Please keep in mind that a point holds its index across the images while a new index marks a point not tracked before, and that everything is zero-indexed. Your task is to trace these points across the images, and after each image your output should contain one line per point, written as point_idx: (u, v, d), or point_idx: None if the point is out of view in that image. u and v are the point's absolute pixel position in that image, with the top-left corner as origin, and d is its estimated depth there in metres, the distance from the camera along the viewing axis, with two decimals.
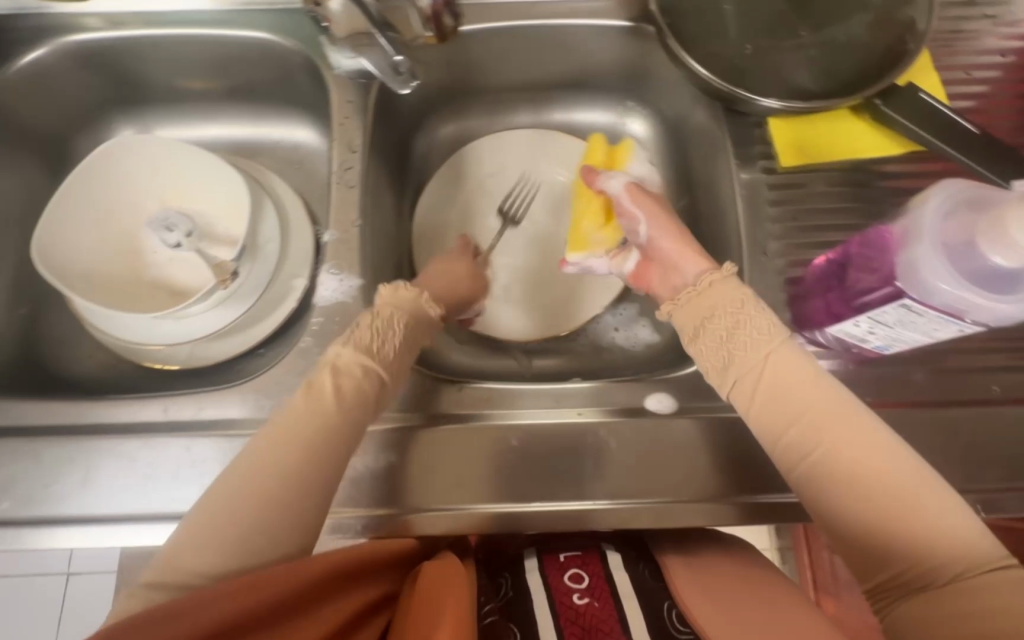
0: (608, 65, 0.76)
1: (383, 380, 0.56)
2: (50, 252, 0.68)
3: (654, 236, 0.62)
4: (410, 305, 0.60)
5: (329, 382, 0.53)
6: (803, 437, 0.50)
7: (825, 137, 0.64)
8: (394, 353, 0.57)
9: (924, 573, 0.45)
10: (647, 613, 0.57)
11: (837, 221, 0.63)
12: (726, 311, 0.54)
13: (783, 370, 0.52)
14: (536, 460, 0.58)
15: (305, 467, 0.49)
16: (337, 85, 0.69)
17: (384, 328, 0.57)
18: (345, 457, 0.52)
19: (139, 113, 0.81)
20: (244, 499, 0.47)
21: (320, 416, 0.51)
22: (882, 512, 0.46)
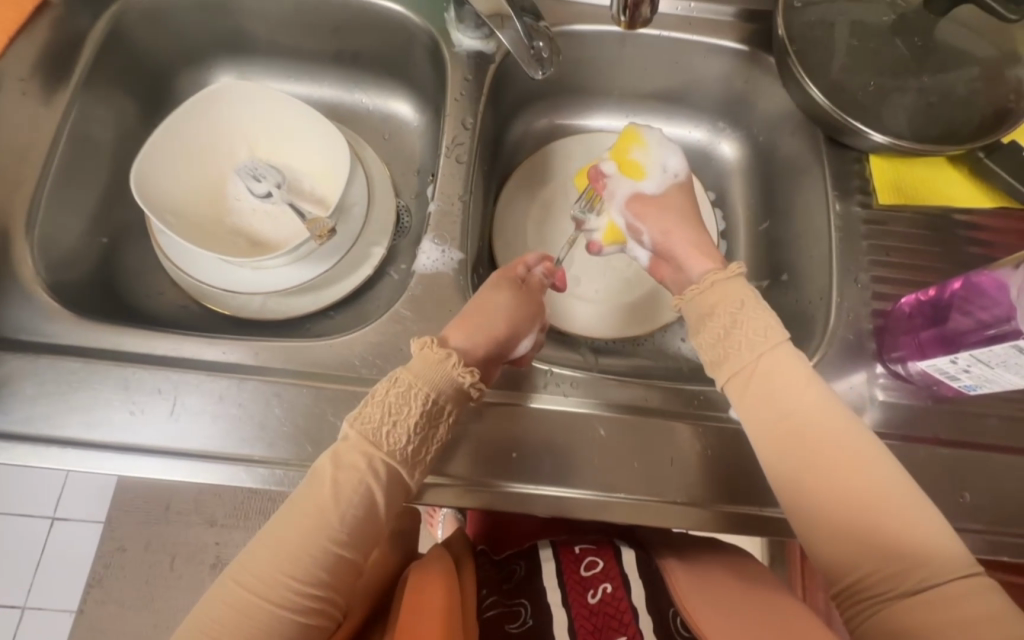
0: (710, 84, 0.78)
1: (392, 471, 0.50)
2: (148, 185, 0.68)
3: (659, 241, 0.65)
4: (433, 371, 0.52)
5: (330, 466, 0.49)
6: (790, 435, 0.50)
7: (922, 180, 0.67)
8: (405, 439, 0.50)
9: (894, 579, 0.44)
10: (653, 618, 0.56)
11: (926, 261, 0.65)
12: (722, 309, 0.55)
13: (779, 372, 0.51)
14: (615, 451, 0.58)
15: (284, 584, 0.46)
16: (455, 62, 0.71)
17: (402, 398, 0.51)
18: (330, 545, 0.47)
19: (241, 61, 0.82)
20: (246, 586, 0.45)
21: (305, 523, 0.47)
22: (858, 513, 0.46)
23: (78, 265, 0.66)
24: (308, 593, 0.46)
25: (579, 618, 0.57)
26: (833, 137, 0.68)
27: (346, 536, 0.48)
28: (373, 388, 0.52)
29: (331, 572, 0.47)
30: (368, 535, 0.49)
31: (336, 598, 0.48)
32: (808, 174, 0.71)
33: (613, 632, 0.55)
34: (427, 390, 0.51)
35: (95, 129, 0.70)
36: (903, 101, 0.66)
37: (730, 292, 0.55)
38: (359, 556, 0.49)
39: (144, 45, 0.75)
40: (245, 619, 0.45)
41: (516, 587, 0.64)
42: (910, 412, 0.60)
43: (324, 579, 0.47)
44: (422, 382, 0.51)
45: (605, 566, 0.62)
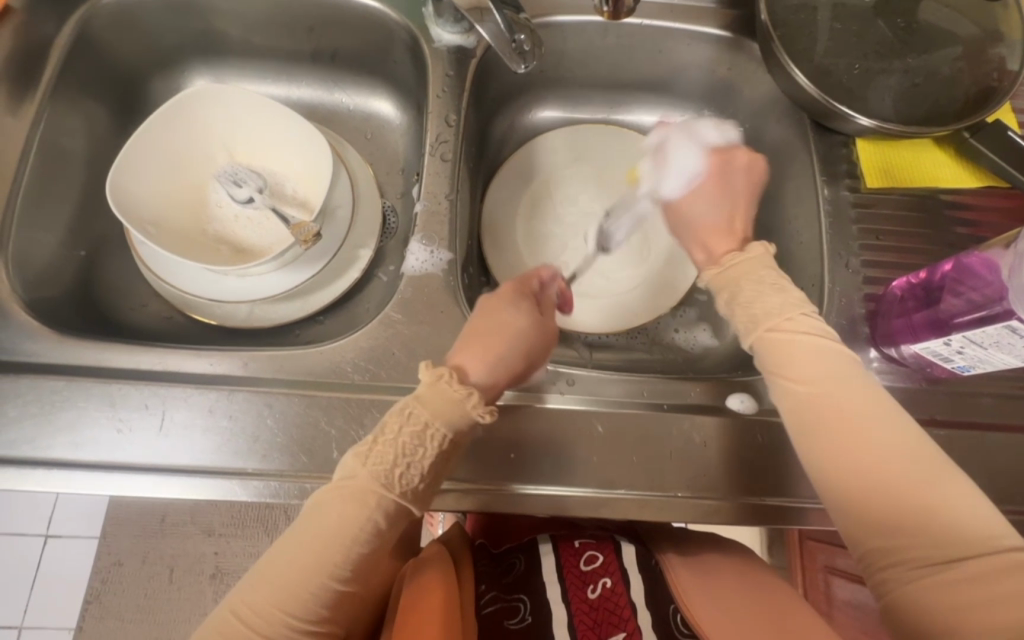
0: (695, 71, 0.78)
1: (402, 509, 0.49)
2: (124, 195, 0.66)
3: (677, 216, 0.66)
4: (451, 411, 0.49)
5: (338, 501, 0.47)
6: (818, 394, 0.47)
7: (908, 163, 0.67)
8: (418, 479, 0.49)
9: (942, 546, 0.40)
10: (651, 611, 0.56)
11: (916, 243, 0.65)
12: (745, 285, 0.54)
13: (804, 336, 0.50)
14: (615, 445, 0.58)
15: (281, 619, 0.44)
16: (435, 57, 0.69)
17: (416, 438, 0.48)
18: (332, 580, 0.46)
19: (216, 64, 0.80)
20: (242, 617, 0.44)
21: (307, 560, 0.46)
22: (896, 473, 0.42)
23: (57, 282, 0.65)
24: (308, 628, 0.45)
25: (579, 614, 0.57)
26: (820, 121, 0.68)
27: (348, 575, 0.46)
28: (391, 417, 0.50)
29: (330, 607, 0.46)
30: (370, 567, 0.48)
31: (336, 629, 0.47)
32: (797, 159, 0.71)
33: (613, 627, 0.55)
34: (443, 430, 0.49)
35: (67, 139, 0.68)
36: (888, 83, 0.66)
37: (748, 267, 0.55)
38: (359, 590, 0.48)
39: (113, 50, 0.73)
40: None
41: (515, 583, 0.63)
42: (905, 395, 0.60)
43: (323, 614, 0.46)
44: (440, 422, 0.49)
45: (604, 560, 0.62)
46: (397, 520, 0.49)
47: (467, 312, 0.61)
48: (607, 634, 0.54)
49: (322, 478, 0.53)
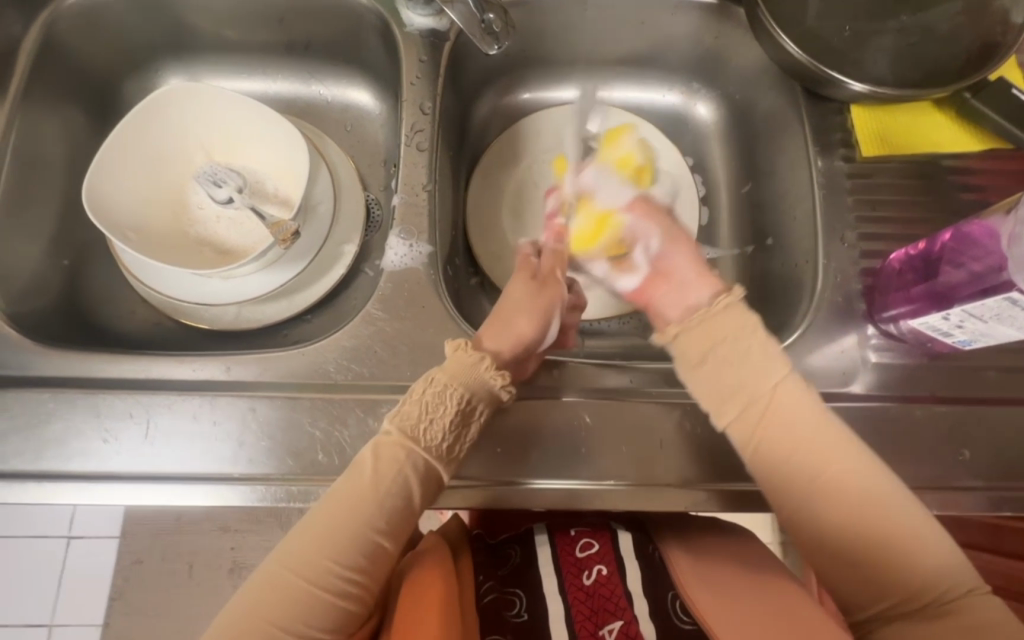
0: (681, 42, 0.74)
1: (430, 469, 0.50)
2: (102, 201, 0.65)
3: (665, 252, 0.61)
4: (469, 373, 0.51)
5: (374, 458, 0.49)
6: (802, 475, 0.49)
7: (907, 128, 0.64)
8: (441, 437, 0.50)
9: (910, 605, 0.46)
10: (648, 599, 0.57)
11: (915, 213, 0.62)
12: (739, 339, 0.52)
13: (785, 408, 0.50)
14: (605, 436, 0.57)
15: (327, 568, 0.46)
16: (407, 43, 0.67)
17: (437, 397, 0.50)
18: (372, 529, 0.48)
19: (188, 62, 0.78)
20: (290, 569, 0.46)
21: (352, 510, 0.48)
22: (872, 546, 0.47)
23: (42, 293, 0.65)
24: (350, 580, 0.47)
25: (577, 604, 0.57)
26: (812, 89, 0.65)
27: (388, 525, 0.49)
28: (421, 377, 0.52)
29: (370, 561, 0.48)
30: (404, 526, 0.50)
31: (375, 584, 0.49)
32: (789, 129, 0.68)
33: (609, 616, 0.55)
34: (462, 390, 0.51)
35: (39, 148, 0.67)
36: (883, 44, 0.62)
37: (735, 322, 0.53)
38: (397, 546, 0.50)
39: (82, 53, 0.71)
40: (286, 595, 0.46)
41: (512, 574, 0.63)
42: (904, 371, 0.58)
43: (365, 564, 0.48)
44: (457, 383, 0.51)
45: (601, 548, 0.62)
46: (422, 481, 0.50)
47: (450, 308, 0.60)
48: (603, 624, 0.55)
49: (310, 481, 0.53)
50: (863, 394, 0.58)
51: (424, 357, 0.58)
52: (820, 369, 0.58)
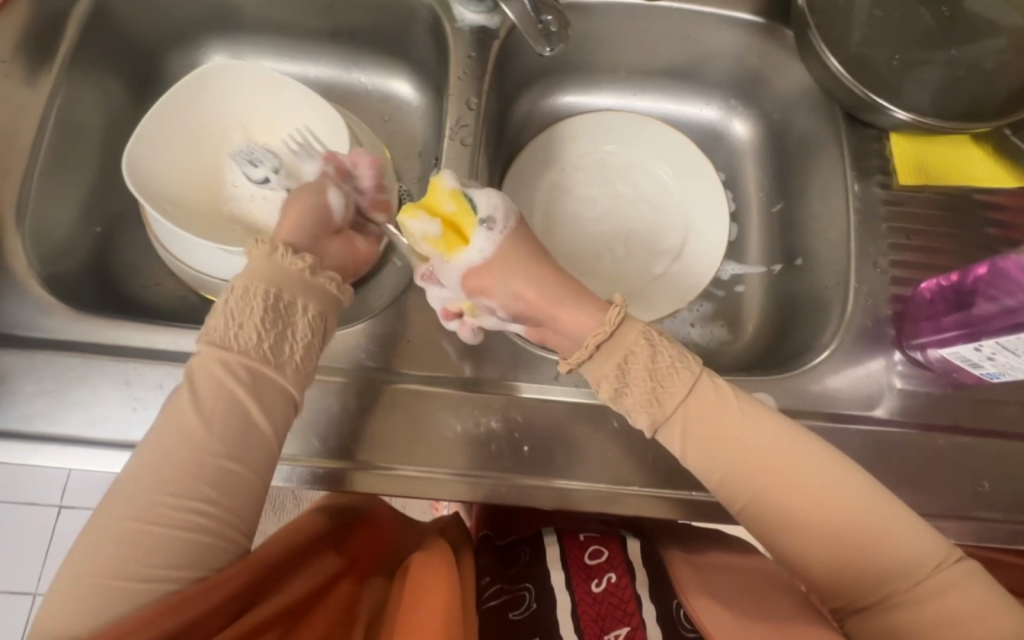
0: (724, 59, 0.75)
1: (262, 381, 0.49)
2: (141, 169, 0.66)
3: (521, 304, 0.54)
4: (268, 270, 0.50)
5: (193, 389, 0.47)
6: (745, 475, 0.50)
7: (944, 160, 0.65)
8: (254, 337, 0.49)
9: (884, 586, 0.48)
10: (655, 605, 0.56)
11: (948, 244, 0.63)
12: (636, 372, 0.51)
13: (709, 407, 0.51)
14: (631, 442, 0.57)
15: (154, 505, 0.44)
16: (455, 37, 0.67)
17: (241, 305, 0.49)
18: (206, 455, 0.46)
19: (233, 40, 0.78)
20: (128, 514, 0.44)
21: (173, 448, 0.46)
22: (832, 535, 0.48)
23: (72, 259, 0.64)
24: (191, 508, 0.45)
25: (582, 605, 0.57)
26: (853, 114, 0.65)
27: (216, 447, 0.47)
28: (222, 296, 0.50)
29: (210, 485, 0.46)
30: (251, 448, 0.48)
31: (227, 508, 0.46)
32: (827, 153, 0.69)
33: (618, 621, 0.54)
34: (267, 288, 0.49)
35: (80, 114, 0.67)
36: (928, 75, 0.63)
37: (629, 337, 0.51)
38: (246, 463, 0.47)
39: (130, 23, 0.71)
40: (128, 541, 0.43)
41: (519, 574, 0.64)
42: (929, 400, 0.59)
43: (205, 492, 0.46)
44: (259, 281, 0.50)
45: (610, 554, 0.63)
46: (249, 387, 0.48)
47: None
48: (610, 629, 0.54)
49: (336, 463, 0.54)
50: (886, 419, 0.58)
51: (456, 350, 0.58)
52: (845, 390, 0.59)
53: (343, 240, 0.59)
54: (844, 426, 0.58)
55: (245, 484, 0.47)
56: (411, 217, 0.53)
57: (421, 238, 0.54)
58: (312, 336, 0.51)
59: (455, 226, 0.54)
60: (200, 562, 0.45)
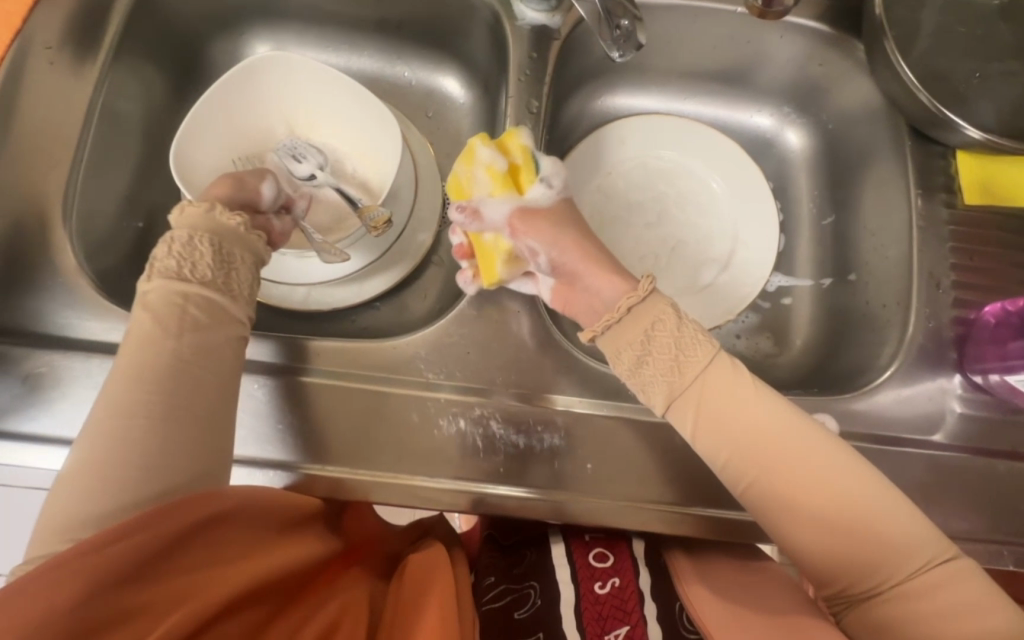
0: (784, 65, 0.74)
1: (224, 313, 0.50)
2: (189, 162, 0.63)
3: (558, 258, 0.55)
4: (205, 220, 0.51)
5: (156, 312, 0.47)
6: (750, 458, 0.49)
7: (1008, 180, 0.64)
8: (212, 273, 0.50)
9: (879, 577, 0.47)
10: (659, 608, 0.58)
11: (1010, 267, 0.62)
12: (660, 334, 0.51)
13: (720, 387, 0.50)
14: (695, 462, 0.56)
15: (147, 406, 0.44)
16: (515, 36, 0.65)
17: (188, 248, 0.50)
18: (202, 368, 0.47)
19: (276, 29, 0.75)
20: (124, 414, 0.43)
21: (161, 356, 0.46)
22: (832, 522, 0.48)
23: (113, 257, 0.62)
24: (193, 416, 0.45)
25: (585, 604, 0.58)
26: (921, 129, 0.64)
27: (190, 358, 0.47)
28: (163, 240, 0.50)
29: (185, 393, 0.45)
30: (218, 362, 0.48)
31: (207, 414, 0.46)
32: (888, 168, 0.67)
33: (619, 622, 0.56)
34: (211, 237, 0.50)
35: (122, 103, 0.65)
36: (1003, 95, 0.62)
37: (652, 310, 0.52)
38: (218, 372, 0.48)
39: (174, 9, 0.68)
40: (128, 446, 0.42)
41: (525, 573, 0.64)
42: (986, 424, 0.58)
43: (202, 404, 0.46)
44: (201, 230, 0.50)
45: (616, 556, 0.62)
46: (209, 316, 0.49)
47: (545, 315, 0.59)
48: (611, 629, 0.55)
49: (394, 478, 0.53)
50: (944, 443, 0.58)
51: (515, 362, 0.58)
52: (904, 412, 0.58)
53: (262, 224, 0.57)
54: (902, 450, 0.57)
55: (215, 392, 0.47)
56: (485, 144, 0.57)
57: (485, 165, 0.57)
58: (254, 280, 0.53)
59: (514, 175, 0.58)
60: (199, 463, 0.44)
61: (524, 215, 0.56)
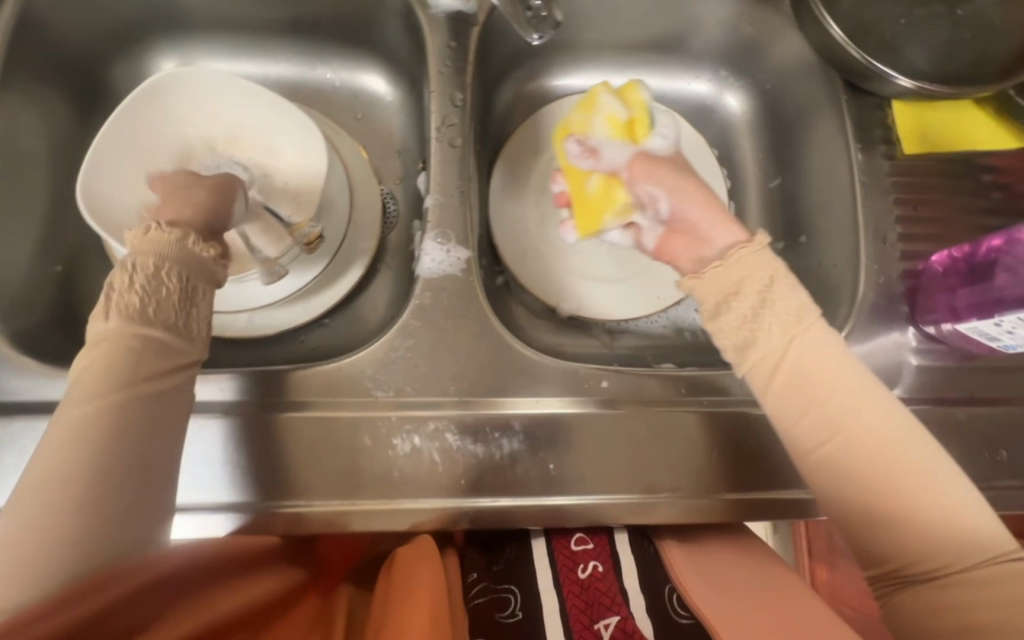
0: (716, 27, 0.71)
1: (174, 354, 0.46)
2: (100, 196, 0.59)
3: (679, 205, 0.55)
4: (166, 248, 0.47)
5: (102, 356, 0.44)
6: (822, 421, 0.47)
7: (944, 126, 0.63)
8: (174, 312, 0.46)
9: (939, 562, 0.44)
10: (646, 595, 0.57)
11: (953, 213, 0.62)
12: (750, 288, 0.51)
13: (808, 352, 0.49)
14: (660, 448, 0.55)
15: (81, 470, 0.40)
16: (432, 26, 0.62)
17: (152, 282, 0.46)
18: (139, 425, 0.43)
19: (181, 41, 0.71)
20: (55, 476, 0.39)
21: (92, 411, 0.42)
22: (901, 498, 0.45)
23: (29, 305, 0.58)
24: (135, 477, 0.42)
25: (571, 598, 0.57)
26: (854, 82, 0.63)
27: (135, 419, 0.43)
28: (121, 271, 0.46)
29: (134, 457, 0.42)
30: (164, 419, 0.45)
31: (147, 492, 0.42)
32: (827, 124, 0.66)
33: (606, 611, 0.56)
34: (179, 272, 0.47)
35: (19, 140, 0.60)
36: (931, 39, 0.61)
37: (753, 267, 0.51)
38: (163, 426, 0.44)
39: (62, 32, 0.63)
40: (54, 518, 0.38)
41: (506, 571, 0.62)
42: (942, 374, 0.59)
43: (144, 465, 0.42)
44: (169, 262, 0.47)
45: (596, 544, 0.62)
46: (161, 358, 0.45)
47: (491, 313, 0.58)
48: (599, 618, 0.55)
49: (353, 502, 0.51)
50: (902, 398, 0.58)
51: (467, 369, 0.56)
52: None
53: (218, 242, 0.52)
54: None
55: (158, 444, 0.44)
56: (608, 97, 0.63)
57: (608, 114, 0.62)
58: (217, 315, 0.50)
59: (632, 127, 0.62)
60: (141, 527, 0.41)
61: (644, 159, 0.58)
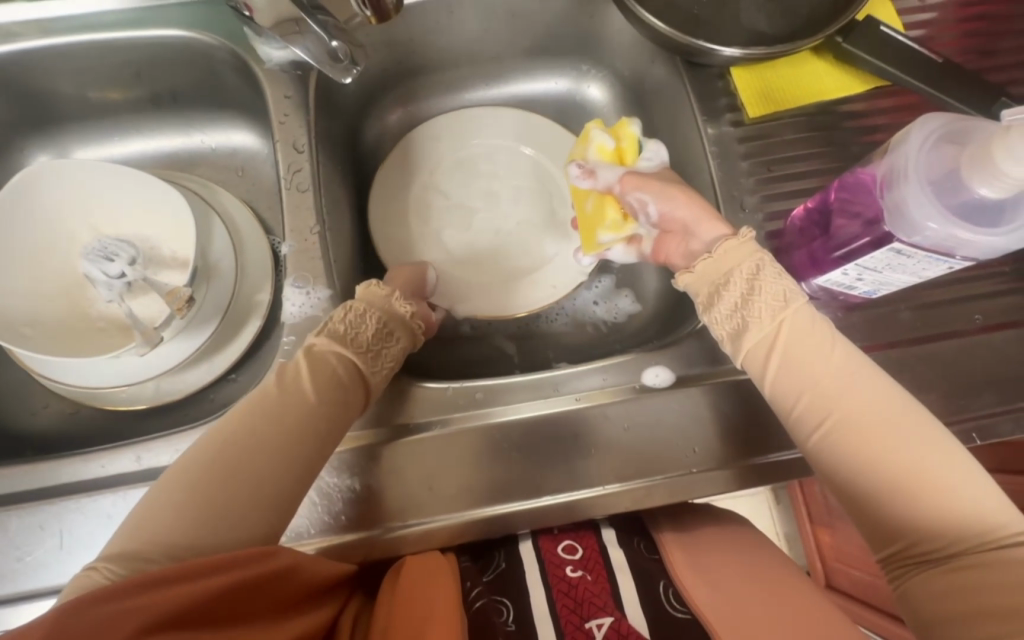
0: (559, 26, 0.73)
1: (353, 375, 0.54)
2: None
3: (666, 210, 0.59)
4: (379, 300, 0.58)
5: (303, 374, 0.52)
6: (819, 400, 0.48)
7: (784, 84, 0.63)
8: (366, 343, 0.55)
9: (949, 542, 0.43)
10: (646, 605, 0.53)
11: (808, 166, 0.62)
12: (739, 277, 0.52)
13: (798, 331, 0.50)
14: (542, 452, 0.55)
15: (228, 490, 0.46)
16: (271, 80, 0.64)
17: (356, 319, 0.56)
18: (295, 452, 0.49)
19: (54, 136, 0.74)
20: (194, 489, 0.46)
21: (243, 438, 0.49)
22: (907, 476, 0.44)
23: None
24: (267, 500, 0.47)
25: (561, 599, 0.55)
26: (688, 58, 0.64)
27: (285, 444, 0.49)
28: (343, 306, 0.57)
29: (277, 485, 0.48)
30: (311, 452, 0.50)
31: (273, 515, 0.47)
32: (676, 101, 0.67)
33: (596, 612, 0.53)
34: (382, 317, 0.57)
35: None
36: None
37: (739, 255, 0.53)
38: (296, 462, 0.49)
39: None
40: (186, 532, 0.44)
41: (500, 581, 0.59)
42: None
43: (278, 495, 0.48)
44: (374, 308, 0.57)
45: (585, 551, 0.59)
46: (344, 378, 0.53)
47: None
48: (591, 619, 0.52)
49: None
50: None
51: None
52: None
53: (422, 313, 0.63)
54: (735, 375, 0.57)
55: (290, 474, 0.49)
56: (599, 129, 0.67)
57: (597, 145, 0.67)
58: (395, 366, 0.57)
59: (621, 155, 0.66)
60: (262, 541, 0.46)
61: (636, 176, 0.62)
